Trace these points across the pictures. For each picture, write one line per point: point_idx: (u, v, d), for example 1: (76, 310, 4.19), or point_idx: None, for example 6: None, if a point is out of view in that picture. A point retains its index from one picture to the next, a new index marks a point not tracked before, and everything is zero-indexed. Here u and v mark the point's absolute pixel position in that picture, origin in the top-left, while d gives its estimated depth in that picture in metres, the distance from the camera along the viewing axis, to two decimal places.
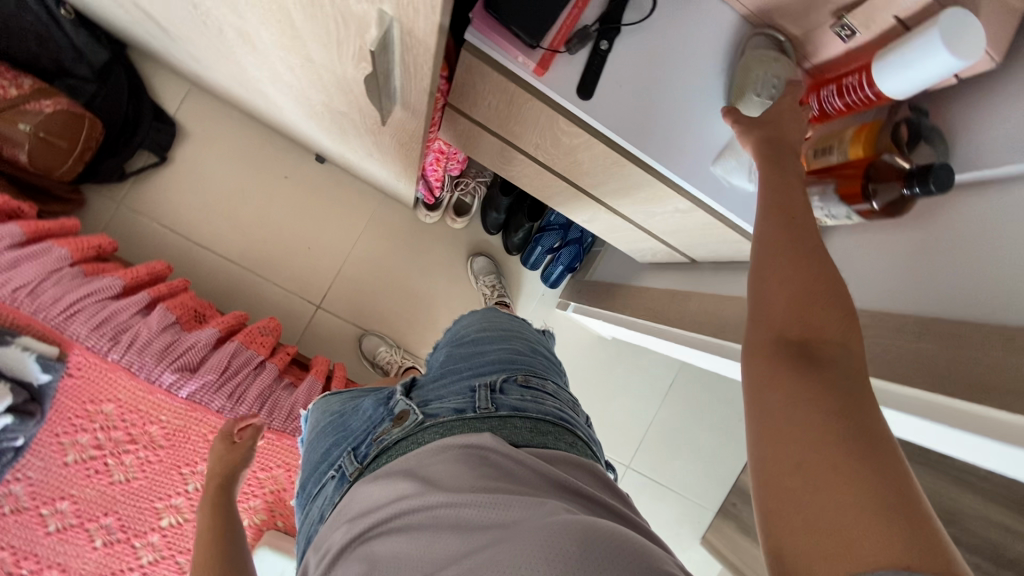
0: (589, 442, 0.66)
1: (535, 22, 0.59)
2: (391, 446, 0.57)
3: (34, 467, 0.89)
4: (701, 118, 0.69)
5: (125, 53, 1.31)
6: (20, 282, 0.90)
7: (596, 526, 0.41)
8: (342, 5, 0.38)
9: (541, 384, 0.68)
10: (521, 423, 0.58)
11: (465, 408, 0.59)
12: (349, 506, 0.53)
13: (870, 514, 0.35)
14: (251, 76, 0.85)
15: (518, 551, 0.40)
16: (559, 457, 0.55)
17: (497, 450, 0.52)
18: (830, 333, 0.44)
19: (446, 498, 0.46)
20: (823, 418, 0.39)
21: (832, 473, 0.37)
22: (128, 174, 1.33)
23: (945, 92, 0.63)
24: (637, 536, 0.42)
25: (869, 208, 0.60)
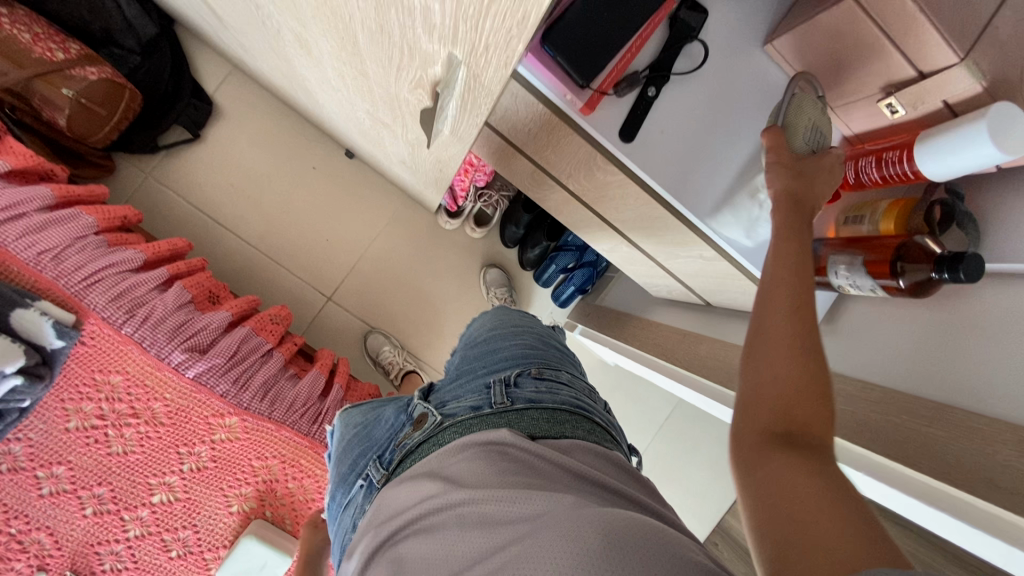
0: (609, 428, 0.65)
1: (590, 62, 0.59)
2: (413, 449, 0.58)
3: (36, 429, 0.89)
4: (713, 170, 0.68)
5: (173, 28, 1.33)
6: (46, 246, 0.91)
7: (620, 520, 0.40)
8: (413, 42, 0.39)
9: (556, 375, 0.68)
10: (538, 414, 0.59)
11: (481, 406, 0.59)
12: (380, 509, 0.53)
13: (853, 534, 0.34)
14: (297, 73, 0.86)
15: (545, 548, 0.39)
16: (574, 445, 0.55)
17: (517, 444, 0.52)
18: (815, 400, 0.45)
19: (468, 496, 0.46)
20: (801, 461, 0.40)
21: (816, 509, 0.37)
22: (161, 148, 1.34)
23: (983, 179, 0.63)
24: (662, 530, 0.41)
25: (895, 285, 0.60)
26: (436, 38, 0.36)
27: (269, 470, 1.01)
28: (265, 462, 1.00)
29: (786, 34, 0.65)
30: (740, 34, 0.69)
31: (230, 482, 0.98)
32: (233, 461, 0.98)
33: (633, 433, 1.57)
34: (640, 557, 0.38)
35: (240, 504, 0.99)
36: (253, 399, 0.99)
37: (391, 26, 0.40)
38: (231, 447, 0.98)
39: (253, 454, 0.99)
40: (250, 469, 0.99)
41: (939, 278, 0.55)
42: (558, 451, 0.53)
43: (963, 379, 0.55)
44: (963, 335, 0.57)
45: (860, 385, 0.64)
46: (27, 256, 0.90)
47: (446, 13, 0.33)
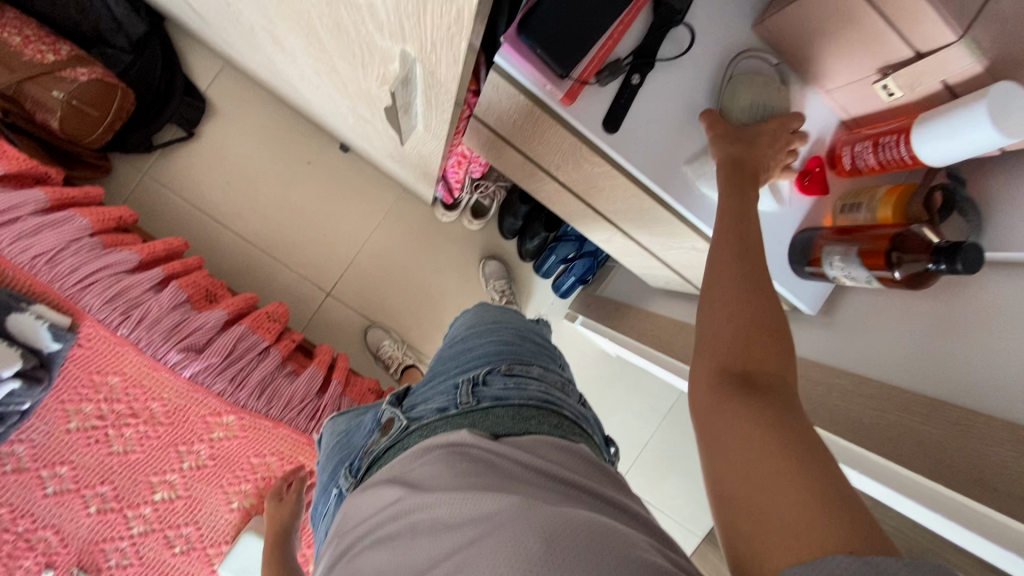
0: (578, 421, 0.65)
1: (568, 51, 0.57)
2: (378, 457, 0.60)
3: (38, 431, 0.91)
4: (687, 138, 0.66)
5: (163, 26, 1.32)
6: (40, 250, 0.92)
7: (567, 521, 0.40)
8: (368, 39, 0.38)
9: (527, 370, 0.68)
10: (503, 412, 0.59)
11: (447, 407, 0.61)
12: (346, 518, 0.53)
13: (812, 509, 0.34)
14: (280, 69, 0.85)
15: (487, 557, 0.39)
16: (540, 441, 0.55)
17: (478, 445, 0.52)
18: (770, 367, 0.44)
19: (422, 501, 0.46)
20: (761, 429, 0.40)
21: (774, 480, 0.37)
22: (155, 146, 1.34)
23: (988, 163, 0.60)
24: (613, 527, 0.41)
25: (890, 277, 0.58)
26: (388, 34, 0.35)
27: (267, 467, 1.02)
28: (263, 460, 1.01)
29: (776, 15, 0.63)
30: (728, 15, 0.66)
31: (229, 479, 1.00)
32: (232, 458, 1.00)
33: (636, 423, 1.55)
34: (585, 556, 0.37)
35: (241, 500, 1.01)
36: (249, 397, 1.01)
37: (344, 22, 0.38)
38: (230, 445, 0.99)
39: (251, 452, 1.00)
40: (248, 466, 1.01)
41: (936, 269, 0.53)
42: (523, 450, 0.52)
43: (961, 374, 0.53)
44: (963, 326, 0.55)
45: (855, 378, 0.62)
46: (22, 261, 0.92)
47: (389, 9, 0.31)
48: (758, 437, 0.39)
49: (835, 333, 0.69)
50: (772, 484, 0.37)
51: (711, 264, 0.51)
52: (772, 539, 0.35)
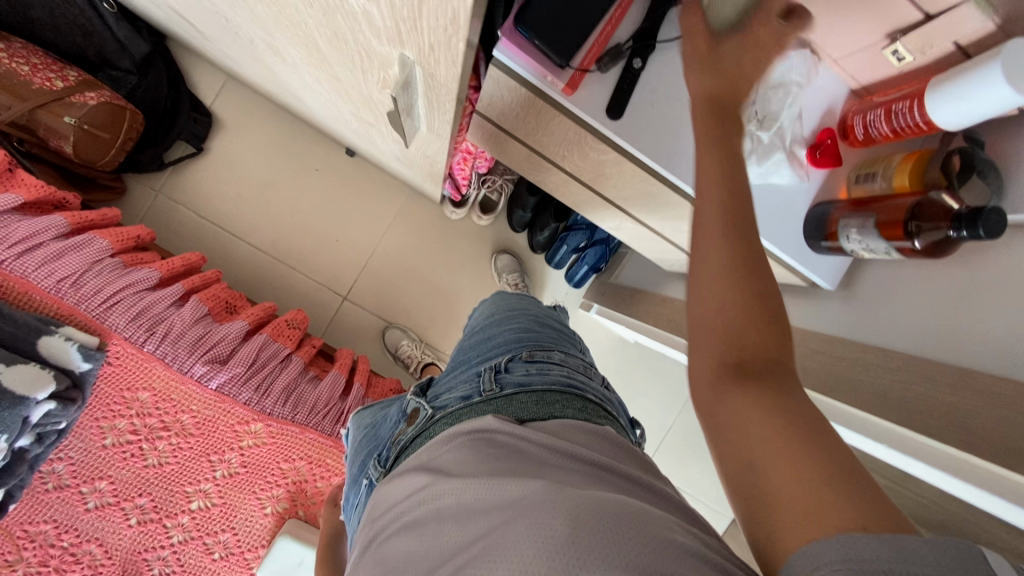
0: (603, 403, 0.65)
1: (567, 41, 0.56)
2: (407, 445, 0.61)
3: (75, 448, 0.94)
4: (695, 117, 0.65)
5: (165, 44, 1.34)
6: (64, 273, 0.95)
7: (593, 504, 0.40)
8: (367, 45, 0.38)
9: (547, 356, 0.69)
10: (527, 398, 0.60)
11: (470, 395, 0.61)
12: (375, 505, 0.54)
13: (824, 486, 0.33)
14: (282, 79, 0.86)
15: (511, 544, 0.39)
16: (566, 425, 0.55)
17: (503, 430, 0.52)
18: (767, 355, 0.42)
19: (449, 488, 0.47)
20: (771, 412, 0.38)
21: (783, 460, 0.36)
22: (166, 164, 1.36)
23: (1006, 123, 0.59)
24: (638, 507, 0.41)
25: (910, 247, 0.57)
26: (386, 39, 0.35)
27: (297, 472, 1.04)
28: (293, 464, 1.03)
29: None
30: None
31: (262, 485, 1.02)
32: (262, 465, 1.02)
33: (658, 408, 1.55)
34: (614, 536, 0.37)
35: (274, 505, 1.03)
36: (275, 404, 1.02)
37: (342, 29, 0.38)
38: (259, 451, 1.01)
39: (280, 457, 1.02)
40: (278, 472, 1.03)
41: (957, 236, 0.51)
42: (549, 434, 0.53)
43: (987, 341, 0.52)
44: (987, 293, 0.54)
45: (877, 351, 0.61)
46: (47, 285, 0.93)
47: (385, 15, 0.31)
48: (763, 420, 0.38)
49: (855, 306, 0.68)
50: (779, 461, 0.36)
51: (698, 263, 0.47)
52: (781, 516, 0.34)
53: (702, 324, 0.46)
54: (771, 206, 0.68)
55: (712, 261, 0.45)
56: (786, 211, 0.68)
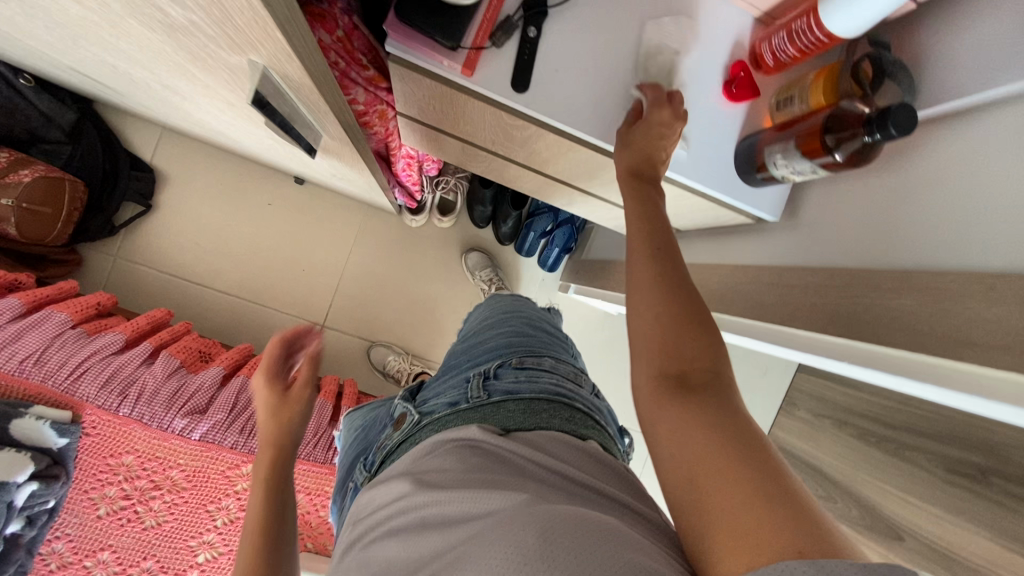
0: (591, 411, 0.65)
1: (449, 22, 0.58)
2: (392, 451, 0.60)
3: (71, 524, 0.93)
4: (605, 72, 0.64)
5: (93, 109, 1.33)
6: (25, 353, 0.94)
7: (571, 515, 0.40)
8: (216, 57, 0.37)
9: (538, 362, 0.68)
10: (514, 406, 0.60)
11: (457, 401, 0.62)
12: (357, 511, 0.54)
13: (756, 503, 0.35)
14: (199, 118, 0.85)
15: (487, 552, 0.39)
16: (545, 434, 0.55)
17: (486, 441, 0.53)
18: (703, 364, 0.45)
19: (430, 497, 0.46)
20: (710, 437, 0.40)
21: (720, 484, 0.37)
22: (118, 227, 1.35)
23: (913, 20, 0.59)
24: (619, 527, 0.41)
25: (832, 161, 0.56)
26: (227, 47, 0.34)
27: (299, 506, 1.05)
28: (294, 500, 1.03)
29: None
30: None
31: None
32: None
33: None
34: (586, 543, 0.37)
35: None
36: None
37: (192, 48, 0.37)
38: None
39: None
40: None
41: (872, 140, 0.50)
42: (527, 445, 0.53)
43: (923, 238, 0.52)
44: (915, 190, 0.54)
45: (824, 271, 0.60)
46: (11, 367, 0.92)
47: (207, 22, 0.30)
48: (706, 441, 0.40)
49: (800, 232, 0.67)
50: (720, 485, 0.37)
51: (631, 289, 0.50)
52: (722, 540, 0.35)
53: (639, 339, 0.48)
54: (709, 158, 0.68)
55: (644, 276, 0.50)
56: (714, 152, 0.68)
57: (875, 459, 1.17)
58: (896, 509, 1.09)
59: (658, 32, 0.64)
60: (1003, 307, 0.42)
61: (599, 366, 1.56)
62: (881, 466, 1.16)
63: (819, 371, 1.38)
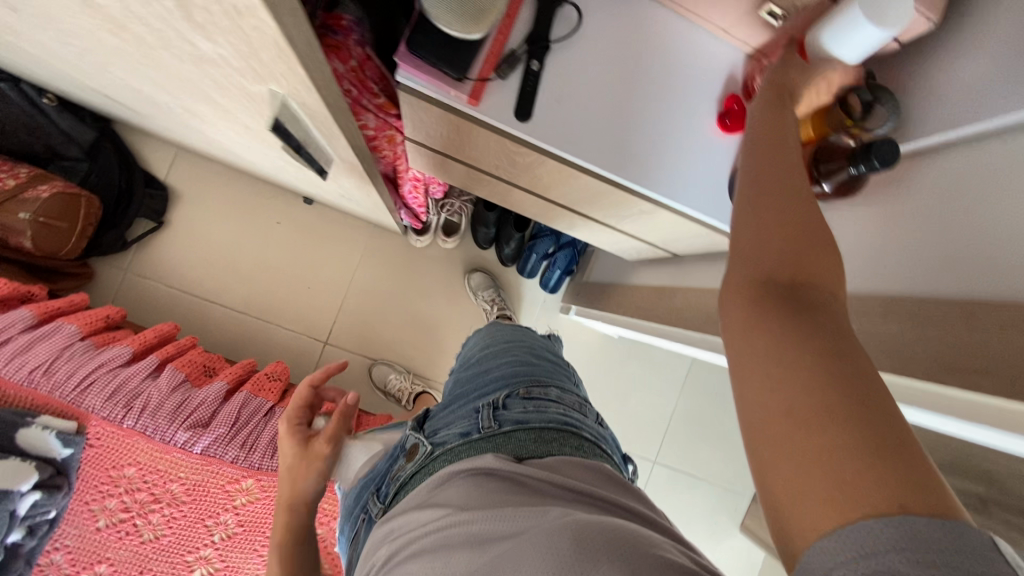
0: (598, 441, 0.68)
1: (457, 56, 0.61)
2: (405, 481, 0.62)
3: (69, 535, 0.94)
4: (606, 104, 0.67)
5: (112, 128, 1.38)
6: (34, 363, 0.95)
7: (599, 529, 0.41)
8: (239, 86, 0.40)
9: (544, 392, 0.72)
10: (525, 435, 0.62)
11: (469, 432, 0.63)
12: (385, 533, 0.54)
13: (860, 446, 0.30)
14: (215, 139, 0.88)
15: (525, 562, 0.40)
16: (558, 458, 0.58)
17: (501, 469, 0.54)
18: (822, 278, 0.38)
19: (456, 517, 0.48)
20: (823, 363, 0.33)
21: (817, 415, 0.31)
22: (130, 242, 1.38)
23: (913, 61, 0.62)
24: (645, 538, 0.42)
25: (821, 190, 0.60)
26: (252, 78, 0.37)
27: None
28: None
29: None
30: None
31: (261, 541, 1.01)
32: (260, 521, 1.01)
33: (653, 395, 1.58)
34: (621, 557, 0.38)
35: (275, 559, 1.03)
36: (263, 458, 1.01)
37: (216, 76, 0.40)
38: (254, 508, 1.00)
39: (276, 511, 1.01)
40: None
41: (858, 172, 0.53)
42: (543, 469, 0.55)
43: (911, 266, 0.53)
44: (903, 220, 0.56)
45: None
46: (20, 377, 0.94)
47: (235, 56, 0.33)
48: (803, 363, 0.33)
49: None
50: (812, 426, 0.31)
51: (750, 192, 0.43)
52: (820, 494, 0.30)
53: (746, 238, 0.41)
54: (709, 189, 0.70)
55: (768, 177, 0.43)
56: (710, 179, 0.70)
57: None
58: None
59: (649, 71, 0.68)
60: (981, 332, 0.44)
61: (599, 387, 1.57)
62: None
63: None
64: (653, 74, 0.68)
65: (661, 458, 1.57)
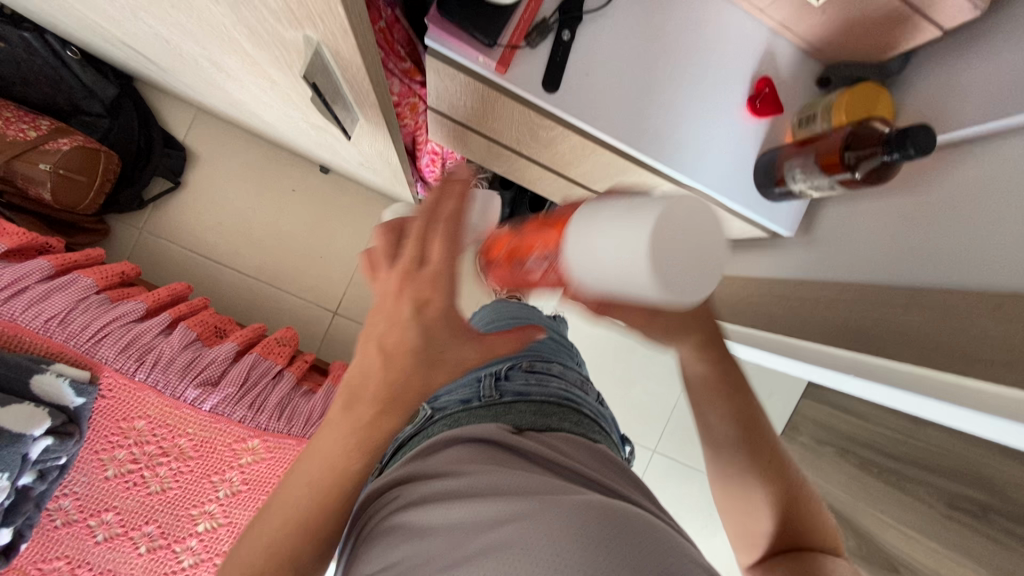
0: (597, 419, 0.69)
1: (490, 21, 0.60)
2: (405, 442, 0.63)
3: (79, 482, 0.96)
4: (636, 80, 0.66)
5: (133, 86, 1.38)
6: (51, 312, 0.97)
7: (627, 523, 0.43)
8: (274, 32, 0.40)
9: (547, 366, 0.72)
10: (526, 407, 0.63)
11: (470, 399, 0.65)
12: (387, 478, 0.54)
13: None
14: (238, 98, 0.88)
15: (555, 533, 0.41)
16: (561, 436, 0.59)
17: (504, 440, 0.55)
18: None
19: (475, 479, 0.48)
20: None
21: None
22: (147, 202, 1.39)
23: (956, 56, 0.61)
24: (649, 525, 0.44)
25: (851, 178, 0.58)
26: (288, 22, 0.37)
27: None
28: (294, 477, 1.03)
29: None
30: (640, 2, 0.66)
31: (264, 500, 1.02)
32: (264, 481, 1.02)
33: (657, 385, 1.58)
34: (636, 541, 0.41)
35: None
36: (270, 419, 1.03)
37: (250, 20, 0.40)
38: (259, 467, 1.02)
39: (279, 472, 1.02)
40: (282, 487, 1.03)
41: (891, 159, 0.52)
42: (540, 442, 0.56)
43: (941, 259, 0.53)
44: (935, 212, 0.55)
45: (836, 286, 0.62)
46: (36, 325, 0.96)
47: None
48: None
49: (813, 249, 0.69)
50: None
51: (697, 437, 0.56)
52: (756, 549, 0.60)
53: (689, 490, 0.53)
54: (731, 171, 0.70)
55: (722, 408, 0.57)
56: (734, 163, 0.69)
57: (875, 490, 1.18)
58: (893, 538, 1.10)
59: (680, 48, 0.67)
60: (1009, 325, 0.43)
61: (605, 374, 1.57)
62: (880, 496, 1.17)
63: (821, 396, 1.39)
64: (684, 51, 0.67)
65: (661, 448, 1.58)
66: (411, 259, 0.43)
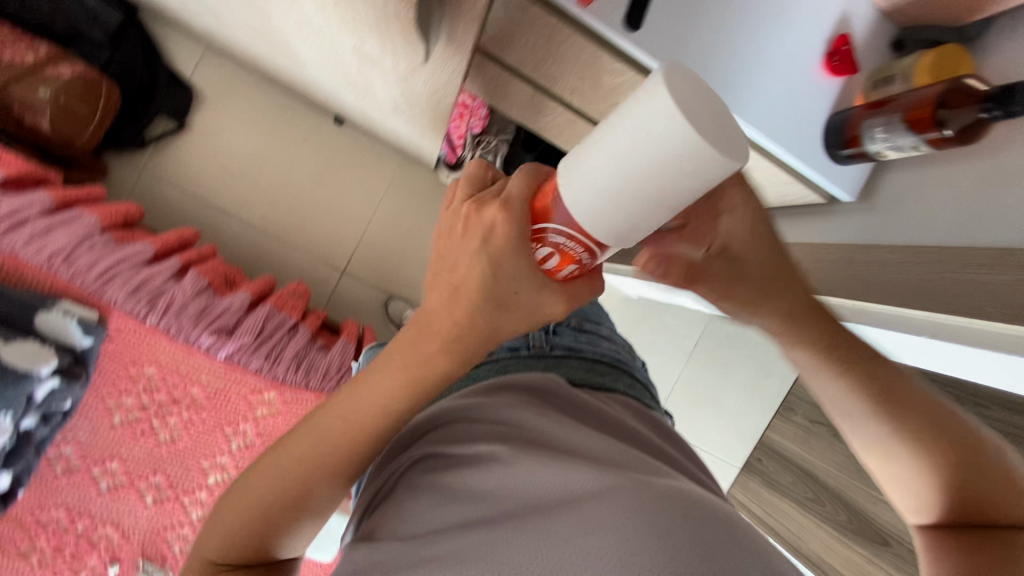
0: (647, 386, 0.72)
1: None
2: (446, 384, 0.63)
3: (83, 429, 0.91)
4: (714, 28, 0.64)
5: (138, 17, 1.29)
6: (55, 248, 0.90)
7: (706, 519, 0.37)
8: None
9: (596, 329, 0.75)
10: (577, 361, 0.65)
11: (518, 346, 0.66)
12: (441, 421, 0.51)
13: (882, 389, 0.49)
14: (275, 26, 0.84)
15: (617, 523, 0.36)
16: (614, 396, 0.61)
17: (559, 389, 0.57)
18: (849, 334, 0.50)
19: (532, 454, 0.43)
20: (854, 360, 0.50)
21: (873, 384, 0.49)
22: (149, 141, 1.32)
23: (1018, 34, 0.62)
24: (727, 520, 0.39)
25: (939, 136, 0.57)
26: None
27: None
28: None
29: None
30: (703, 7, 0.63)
31: None
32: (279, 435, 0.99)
33: None
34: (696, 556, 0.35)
35: None
36: (287, 371, 0.98)
37: None
38: (275, 421, 0.98)
39: None
40: None
41: (989, 114, 0.53)
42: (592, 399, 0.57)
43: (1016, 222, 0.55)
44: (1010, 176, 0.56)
45: (908, 249, 0.62)
46: (38, 261, 0.89)
47: None
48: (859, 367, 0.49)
49: (876, 215, 0.69)
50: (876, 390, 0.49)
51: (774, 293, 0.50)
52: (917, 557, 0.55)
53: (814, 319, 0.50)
54: (802, 131, 0.68)
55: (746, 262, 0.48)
56: (805, 122, 0.68)
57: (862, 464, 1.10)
58: None
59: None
60: None
61: None
62: None
63: None
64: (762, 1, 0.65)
65: None
66: (483, 208, 0.38)
